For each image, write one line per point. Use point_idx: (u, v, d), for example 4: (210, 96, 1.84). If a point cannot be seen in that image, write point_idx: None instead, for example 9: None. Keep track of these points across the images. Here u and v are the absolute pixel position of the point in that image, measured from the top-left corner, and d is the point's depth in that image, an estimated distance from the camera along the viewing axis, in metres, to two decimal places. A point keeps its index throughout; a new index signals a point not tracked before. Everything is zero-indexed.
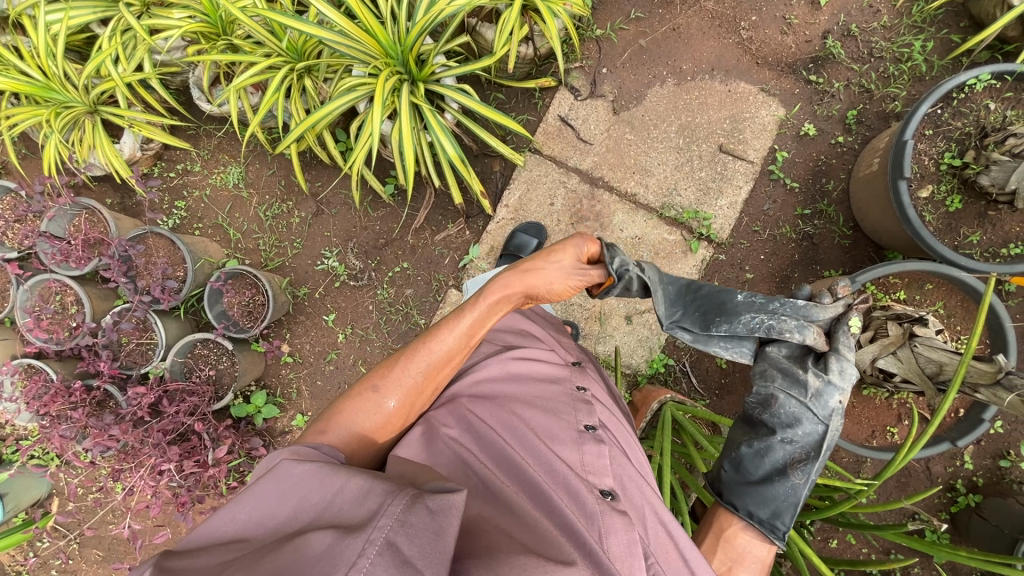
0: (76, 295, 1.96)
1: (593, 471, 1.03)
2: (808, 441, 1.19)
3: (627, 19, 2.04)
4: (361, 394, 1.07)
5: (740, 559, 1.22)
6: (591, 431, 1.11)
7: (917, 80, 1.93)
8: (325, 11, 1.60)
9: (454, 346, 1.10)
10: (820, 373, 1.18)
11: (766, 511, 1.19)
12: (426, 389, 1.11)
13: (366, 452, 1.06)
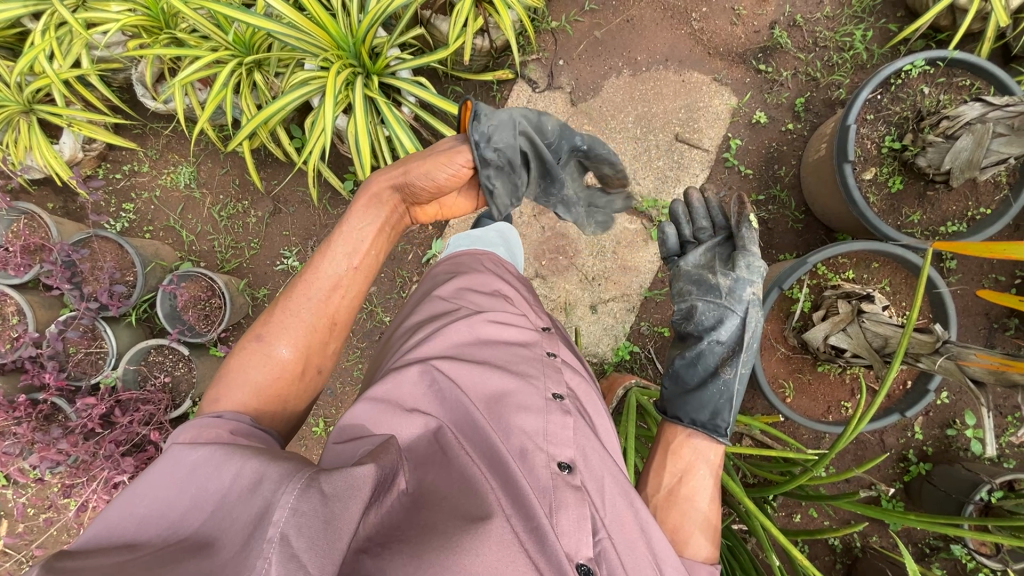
0: (17, 304, 1.88)
1: (555, 442, 1.01)
2: (732, 337, 1.31)
3: (582, 11, 2.05)
4: (246, 349, 1.10)
5: (687, 469, 1.24)
6: (558, 400, 1.10)
7: (860, 68, 2.01)
8: (271, 3, 1.57)
9: (342, 270, 1.21)
10: (727, 273, 1.31)
11: (703, 416, 1.27)
12: (320, 326, 1.17)
13: (272, 411, 1.08)
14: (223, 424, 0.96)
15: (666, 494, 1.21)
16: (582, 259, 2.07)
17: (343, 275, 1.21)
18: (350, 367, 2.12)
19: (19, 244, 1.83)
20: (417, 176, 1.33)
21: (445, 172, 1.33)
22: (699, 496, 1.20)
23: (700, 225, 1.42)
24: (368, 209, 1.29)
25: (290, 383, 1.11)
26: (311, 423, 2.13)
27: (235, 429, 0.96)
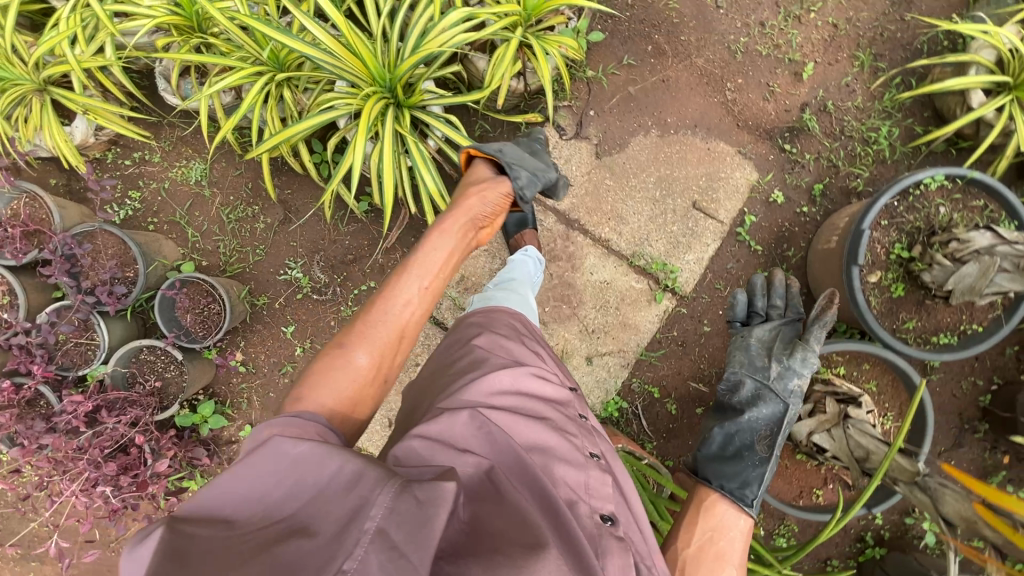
0: (9, 285, 1.84)
1: (596, 495, 1.05)
2: (771, 417, 1.62)
3: (620, 64, 2.04)
4: (328, 356, 1.12)
5: (719, 529, 1.48)
6: (596, 457, 1.15)
7: (881, 162, 2.05)
8: (310, 27, 1.54)
9: (416, 291, 1.27)
10: (782, 362, 1.64)
11: (736, 484, 1.55)
12: (393, 339, 1.20)
13: (345, 415, 1.08)
14: (305, 424, 0.95)
15: (697, 554, 1.43)
16: (584, 310, 2.09)
17: (416, 295, 1.27)
18: None
19: (19, 227, 1.79)
20: (479, 207, 1.55)
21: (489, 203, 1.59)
22: (726, 559, 1.42)
23: (773, 304, 1.81)
24: (442, 237, 1.42)
25: (364, 389, 1.12)
26: None
27: (315, 429, 0.95)
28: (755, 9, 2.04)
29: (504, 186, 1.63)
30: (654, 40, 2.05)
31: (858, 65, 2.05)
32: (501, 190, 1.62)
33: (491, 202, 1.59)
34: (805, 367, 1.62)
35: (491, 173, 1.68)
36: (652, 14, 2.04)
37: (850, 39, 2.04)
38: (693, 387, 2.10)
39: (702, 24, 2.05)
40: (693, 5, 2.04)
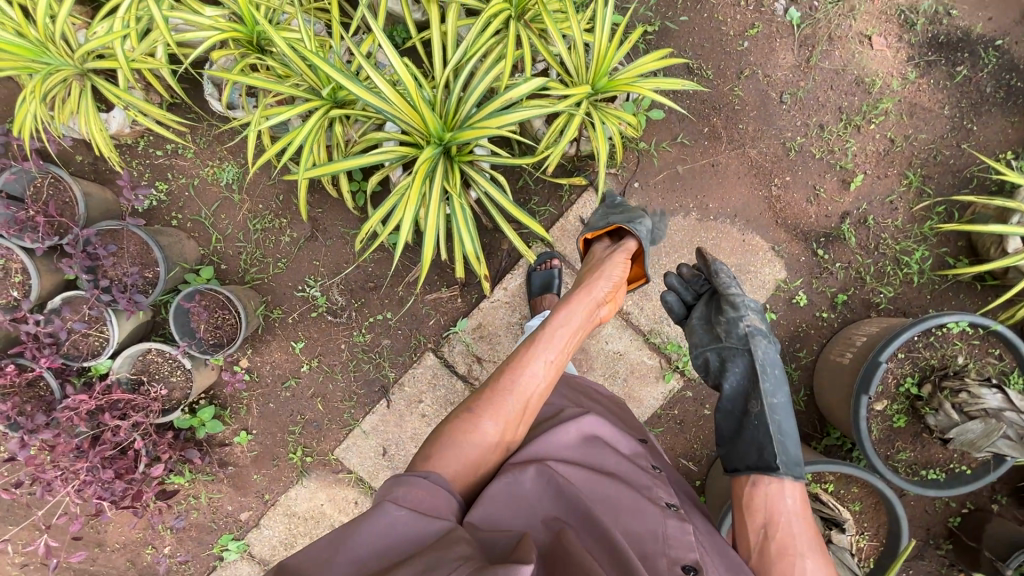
0: (22, 264, 1.80)
1: (675, 545, 1.02)
2: (742, 374, 1.52)
3: (673, 141, 2.02)
4: (458, 418, 1.19)
5: (771, 518, 1.27)
6: (674, 508, 1.13)
7: (908, 283, 2.06)
8: (374, 77, 1.49)
9: (542, 368, 1.30)
10: (721, 316, 1.56)
11: (755, 458, 1.38)
12: (518, 413, 1.22)
13: (470, 478, 1.09)
14: (429, 487, 0.98)
15: (761, 554, 1.22)
16: (593, 376, 2.11)
17: (542, 373, 1.29)
18: (341, 408, 2.14)
19: (42, 212, 1.73)
20: (595, 290, 1.52)
21: (607, 281, 1.56)
22: (793, 551, 1.20)
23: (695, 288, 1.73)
24: (568, 315, 1.44)
25: (486, 459, 1.13)
26: (289, 448, 2.16)
27: (439, 494, 0.98)
28: (817, 111, 2.02)
29: (626, 246, 1.63)
30: (711, 123, 2.02)
31: (905, 184, 2.04)
32: (621, 257, 1.62)
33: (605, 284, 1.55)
34: (729, 301, 1.55)
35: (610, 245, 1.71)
36: (714, 97, 2.00)
37: (903, 156, 2.03)
38: (684, 466, 2.15)
39: (762, 115, 2.02)
40: (757, 95, 2.00)
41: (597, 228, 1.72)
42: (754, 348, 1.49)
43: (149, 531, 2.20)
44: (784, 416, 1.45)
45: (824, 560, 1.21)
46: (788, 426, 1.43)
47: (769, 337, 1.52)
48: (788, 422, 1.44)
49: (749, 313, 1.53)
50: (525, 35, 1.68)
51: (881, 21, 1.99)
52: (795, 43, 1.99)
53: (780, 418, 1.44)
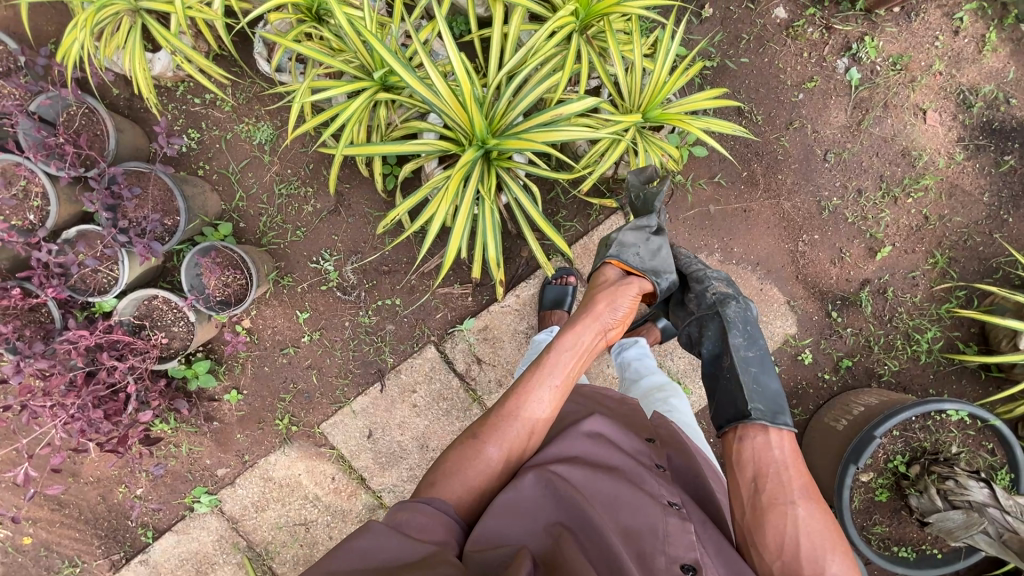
0: (43, 189, 1.78)
1: (675, 543, 1.00)
2: (717, 331, 1.47)
3: (710, 180, 2.00)
4: (458, 444, 1.13)
5: (761, 472, 1.15)
6: (676, 506, 1.10)
7: (915, 361, 2.06)
8: (429, 69, 1.47)
9: (550, 392, 1.23)
10: (697, 286, 1.57)
11: (731, 410, 1.31)
12: (522, 432, 1.17)
13: (474, 502, 1.07)
14: (432, 512, 0.98)
15: (755, 509, 1.10)
16: None
17: (550, 397, 1.22)
18: (335, 384, 2.15)
19: (73, 143, 1.71)
20: (606, 315, 1.41)
21: (619, 310, 1.44)
22: (785, 502, 1.09)
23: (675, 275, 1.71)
24: (579, 334, 1.36)
25: (492, 484, 1.10)
26: (276, 414, 2.17)
27: (440, 519, 0.97)
28: (858, 174, 2.00)
29: (637, 285, 1.48)
30: (752, 168, 2.00)
31: (931, 262, 2.04)
32: (634, 293, 1.47)
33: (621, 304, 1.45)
34: (695, 276, 1.60)
35: (618, 276, 1.53)
36: (759, 142, 1.98)
37: (934, 235, 2.03)
38: None
39: (803, 170, 2.00)
40: (801, 148, 1.99)
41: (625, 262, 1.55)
42: (724, 308, 1.48)
43: (126, 471, 2.21)
44: (761, 368, 1.38)
45: (821, 509, 1.10)
46: (766, 379, 1.35)
47: (740, 300, 1.50)
48: (765, 373, 1.37)
49: (714, 282, 1.55)
50: (585, 50, 1.66)
51: (939, 97, 1.96)
52: (850, 103, 1.97)
53: (756, 370, 1.38)
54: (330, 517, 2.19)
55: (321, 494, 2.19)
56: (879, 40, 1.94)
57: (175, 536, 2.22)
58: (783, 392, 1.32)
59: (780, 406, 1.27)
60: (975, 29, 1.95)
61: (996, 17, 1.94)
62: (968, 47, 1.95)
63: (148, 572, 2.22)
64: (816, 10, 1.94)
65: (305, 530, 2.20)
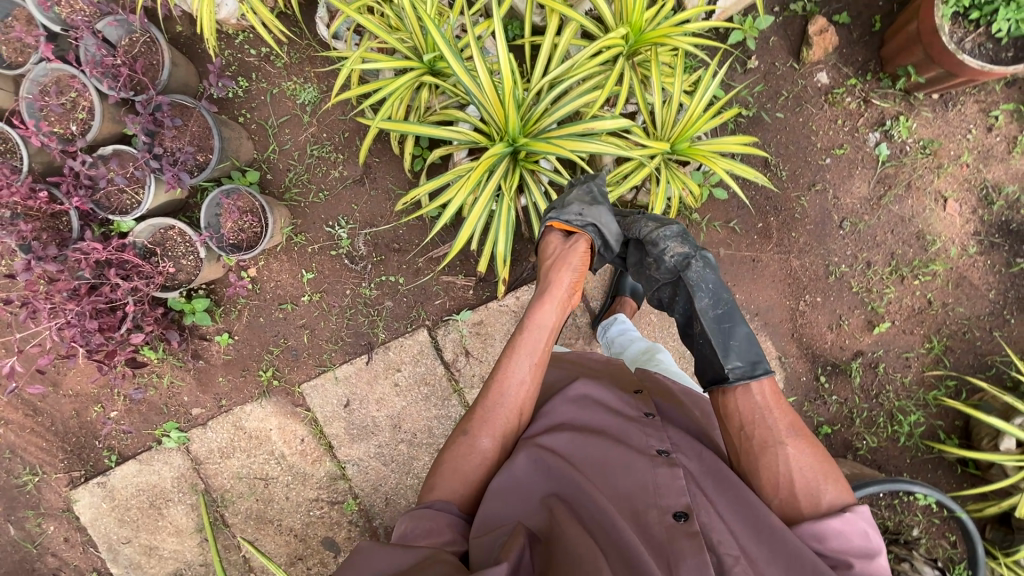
0: (90, 105, 1.85)
1: (665, 493, 1.07)
2: (689, 292, 1.32)
3: (725, 224, 2.04)
4: (450, 441, 1.20)
5: (751, 419, 1.18)
6: (665, 453, 1.16)
7: (894, 441, 2.07)
8: (477, 62, 1.52)
9: (527, 371, 1.25)
10: (654, 243, 1.38)
11: (710, 372, 1.25)
12: (511, 416, 1.22)
13: (476, 491, 1.14)
14: (434, 513, 1.06)
15: (748, 456, 1.16)
16: None
17: (528, 377, 1.25)
18: (323, 348, 2.18)
19: (128, 66, 1.78)
20: (564, 282, 1.39)
21: (575, 273, 1.41)
22: (774, 444, 1.14)
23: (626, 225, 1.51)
24: (544, 314, 1.34)
25: (490, 470, 1.17)
26: (261, 365, 2.20)
27: (444, 519, 1.06)
28: (870, 247, 2.03)
29: (581, 241, 1.42)
30: (767, 220, 2.04)
31: (927, 347, 2.06)
32: (580, 250, 1.42)
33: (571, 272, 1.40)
34: (646, 240, 1.39)
35: (562, 239, 1.45)
36: (779, 197, 2.02)
37: (934, 321, 2.05)
38: None
39: (817, 233, 2.03)
40: (819, 211, 2.02)
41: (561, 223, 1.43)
42: (687, 273, 1.31)
43: (104, 391, 2.25)
44: (733, 322, 1.28)
45: (808, 443, 1.15)
46: (739, 331, 1.26)
47: (702, 258, 1.33)
48: (737, 324, 1.27)
49: (670, 243, 1.35)
50: (628, 74, 1.71)
51: (962, 188, 1.99)
52: (873, 177, 2.00)
53: (728, 326, 1.27)
54: (291, 477, 2.23)
55: (287, 452, 2.23)
56: (913, 122, 1.97)
57: (137, 465, 2.26)
58: (756, 336, 1.25)
59: (755, 354, 1.22)
60: (1008, 129, 1.97)
61: None
62: (998, 145, 1.97)
63: (104, 495, 2.27)
64: (858, 81, 1.96)
65: (263, 485, 2.25)
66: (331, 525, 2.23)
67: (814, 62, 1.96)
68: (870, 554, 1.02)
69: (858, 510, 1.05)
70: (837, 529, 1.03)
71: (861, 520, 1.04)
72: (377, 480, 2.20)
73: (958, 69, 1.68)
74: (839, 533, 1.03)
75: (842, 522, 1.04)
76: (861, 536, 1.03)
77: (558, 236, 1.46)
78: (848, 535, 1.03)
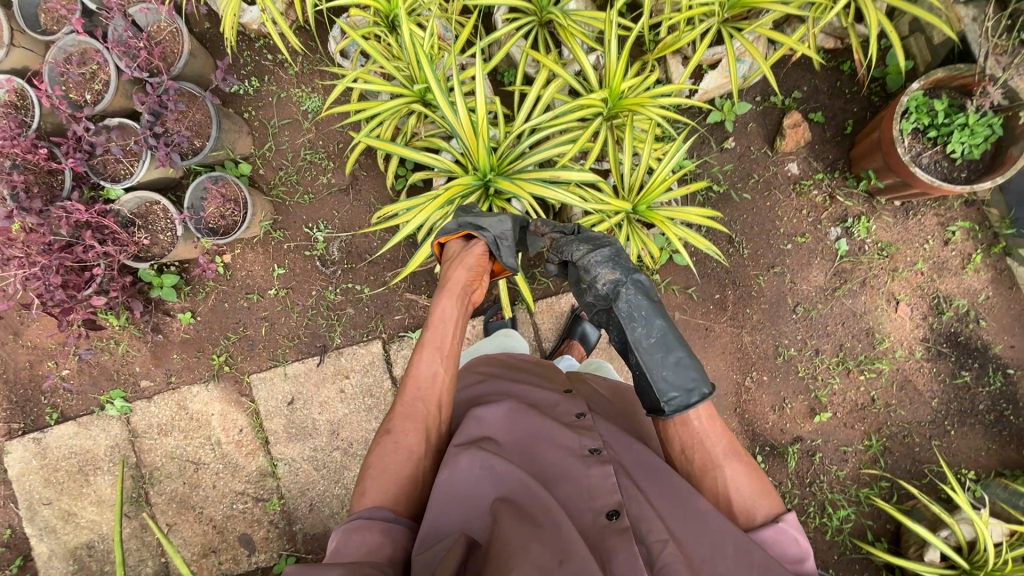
0: (107, 78, 1.98)
1: (597, 492, 1.08)
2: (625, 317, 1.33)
3: (683, 289, 2.10)
4: (378, 446, 1.14)
5: (690, 443, 1.17)
6: (597, 452, 1.16)
7: (821, 534, 2.05)
8: (461, 100, 1.65)
9: (439, 365, 1.27)
10: (587, 271, 1.41)
11: (649, 401, 1.25)
12: (432, 411, 1.21)
13: (405, 493, 1.10)
14: (367, 521, 1.01)
15: (688, 474, 1.17)
16: None
17: (440, 371, 1.26)
18: (279, 342, 2.23)
19: (148, 50, 1.92)
20: (460, 277, 1.44)
21: (472, 267, 1.47)
22: (713, 465, 1.14)
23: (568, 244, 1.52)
24: (449, 303, 1.38)
25: (417, 468, 1.13)
26: (216, 349, 2.24)
27: (379, 525, 1.01)
28: (820, 335, 2.08)
29: (478, 244, 1.50)
30: (724, 293, 2.10)
31: (865, 444, 2.07)
32: (477, 251, 1.50)
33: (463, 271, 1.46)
34: (580, 266, 1.43)
35: (461, 242, 1.53)
36: (739, 272, 2.09)
37: (875, 420, 2.07)
38: None
39: (770, 313, 2.09)
40: (775, 292, 2.09)
41: (449, 233, 1.51)
42: (616, 303, 1.34)
43: (61, 348, 2.29)
44: (666, 351, 1.26)
45: (746, 462, 1.15)
46: (672, 357, 1.25)
47: (633, 284, 1.35)
48: (673, 350, 1.26)
49: (601, 271, 1.39)
50: (603, 133, 1.83)
51: (915, 294, 2.05)
52: (830, 269, 2.07)
53: (662, 354, 1.26)
54: (221, 466, 2.24)
55: (223, 440, 2.25)
56: (873, 223, 2.05)
57: (75, 427, 2.28)
58: (687, 359, 1.23)
59: (690, 380, 1.20)
60: (964, 245, 2.04)
61: (985, 241, 2.03)
62: (953, 259, 2.04)
63: (36, 451, 2.28)
64: (825, 176, 2.06)
65: (193, 469, 2.25)
66: (251, 522, 2.22)
67: (787, 153, 2.07)
68: (803, 560, 1.02)
69: (788, 521, 1.05)
70: (770, 540, 1.03)
71: (793, 528, 1.04)
72: (305, 483, 2.20)
73: (912, 180, 1.77)
74: (773, 543, 1.03)
75: (774, 533, 1.04)
76: (795, 544, 1.03)
77: (452, 245, 1.54)
78: (781, 544, 1.03)
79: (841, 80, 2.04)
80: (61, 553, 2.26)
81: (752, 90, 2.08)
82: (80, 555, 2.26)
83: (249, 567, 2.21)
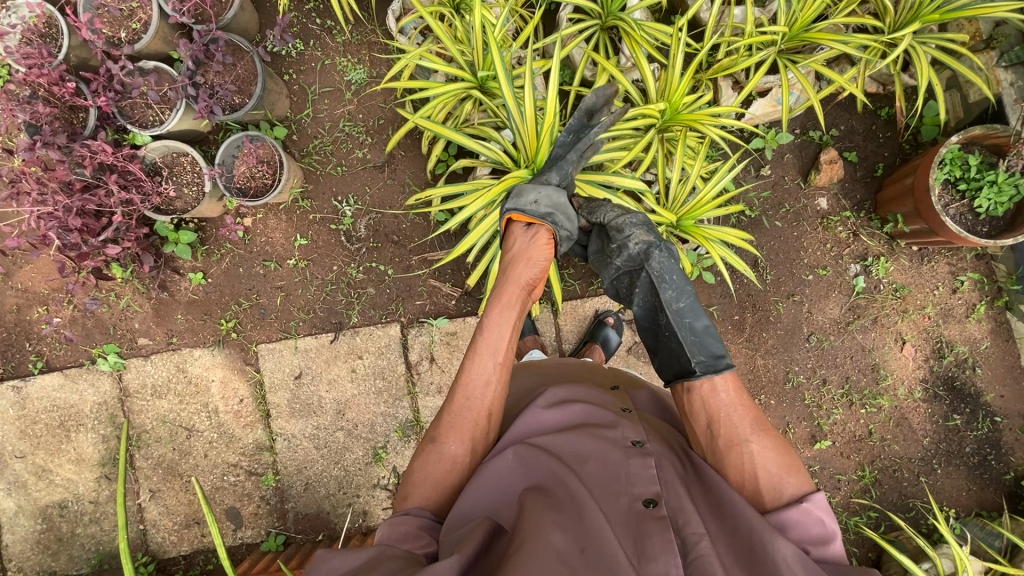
0: (148, 18, 1.88)
1: (636, 482, 1.07)
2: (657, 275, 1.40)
3: (706, 305, 2.14)
4: (426, 452, 1.17)
5: (714, 412, 1.20)
6: (639, 444, 1.15)
7: None
8: (526, 91, 1.63)
9: (493, 372, 1.22)
10: (622, 234, 1.48)
11: (677, 367, 1.32)
12: (480, 420, 1.19)
13: (449, 496, 1.14)
14: (409, 519, 1.07)
15: (712, 452, 1.17)
16: None
17: (494, 377, 1.22)
18: (292, 315, 2.16)
19: None
20: (523, 276, 1.38)
21: (539, 264, 1.41)
22: (738, 440, 1.15)
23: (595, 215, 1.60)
24: (504, 313, 1.31)
25: (461, 477, 1.16)
26: (224, 314, 2.16)
27: (419, 524, 1.07)
28: (830, 366, 2.15)
29: (547, 233, 1.42)
30: (744, 315, 2.15)
31: (858, 475, 2.15)
32: (545, 242, 1.42)
33: (529, 267, 1.39)
34: (614, 226, 1.51)
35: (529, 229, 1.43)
36: (760, 297, 2.14)
37: (869, 452, 2.15)
38: None
39: (785, 339, 2.15)
40: (792, 320, 2.15)
41: (521, 214, 1.41)
42: (649, 262, 1.41)
43: (55, 294, 2.15)
44: (695, 317, 1.35)
45: (771, 438, 1.15)
46: (700, 325, 1.34)
47: (664, 248, 1.43)
48: (699, 317, 1.35)
49: (634, 232, 1.46)
50: (655, 147, 1.86)
51: (920, 336, 2.15)
52: (846, 303, 2.15)
53: (690, 319, 1.35)
54: (216, 436, 2.15)
55: (221, 409, 2.16)
56: (891, 264, 2.14)
57: (61, 379, 2.15)
58: (715, 329, 1.33)
59: (718, 348, 1.28)
60: (970, 295, 2.15)
61: (989, 294, 2.15)
62: (959, 307, 2.15)
63: (14, 401, 2.15)
64: (851, 215, 2.14)
65: (185, 436, 2.16)
66: (240, 496, 2.14)
67: (818, 187, 2.13)
68: (829, 540, 1.02)
69: (815, 500, 1.06)
70: (794, 520, 1.04)
71: (818, 510, 1.05)
72: (303, 461, 2.14)
73: (940, 228, 1.85)
74: (797, 522, 1.04)
75: (798, 513, 1.05)
76: (820, 524, 1.04)
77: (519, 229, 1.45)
78: (805, 524, 1.04)
79: (876, 124, 2.12)
80: (30, 511, 2.13)
81: (793, 122, 2.14)
82: (50, 514, 2.13)
83: (234, 543, 2.13)
